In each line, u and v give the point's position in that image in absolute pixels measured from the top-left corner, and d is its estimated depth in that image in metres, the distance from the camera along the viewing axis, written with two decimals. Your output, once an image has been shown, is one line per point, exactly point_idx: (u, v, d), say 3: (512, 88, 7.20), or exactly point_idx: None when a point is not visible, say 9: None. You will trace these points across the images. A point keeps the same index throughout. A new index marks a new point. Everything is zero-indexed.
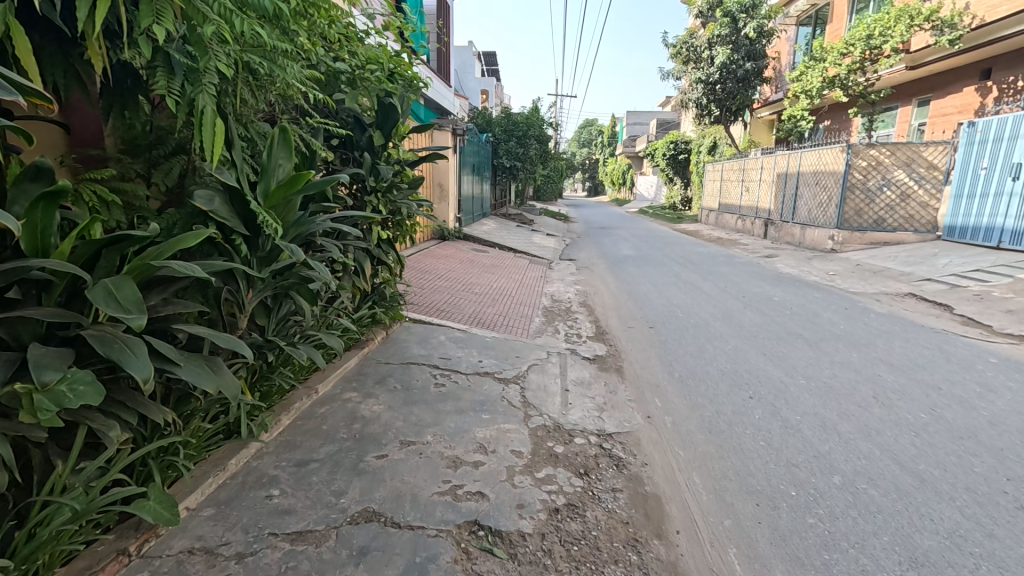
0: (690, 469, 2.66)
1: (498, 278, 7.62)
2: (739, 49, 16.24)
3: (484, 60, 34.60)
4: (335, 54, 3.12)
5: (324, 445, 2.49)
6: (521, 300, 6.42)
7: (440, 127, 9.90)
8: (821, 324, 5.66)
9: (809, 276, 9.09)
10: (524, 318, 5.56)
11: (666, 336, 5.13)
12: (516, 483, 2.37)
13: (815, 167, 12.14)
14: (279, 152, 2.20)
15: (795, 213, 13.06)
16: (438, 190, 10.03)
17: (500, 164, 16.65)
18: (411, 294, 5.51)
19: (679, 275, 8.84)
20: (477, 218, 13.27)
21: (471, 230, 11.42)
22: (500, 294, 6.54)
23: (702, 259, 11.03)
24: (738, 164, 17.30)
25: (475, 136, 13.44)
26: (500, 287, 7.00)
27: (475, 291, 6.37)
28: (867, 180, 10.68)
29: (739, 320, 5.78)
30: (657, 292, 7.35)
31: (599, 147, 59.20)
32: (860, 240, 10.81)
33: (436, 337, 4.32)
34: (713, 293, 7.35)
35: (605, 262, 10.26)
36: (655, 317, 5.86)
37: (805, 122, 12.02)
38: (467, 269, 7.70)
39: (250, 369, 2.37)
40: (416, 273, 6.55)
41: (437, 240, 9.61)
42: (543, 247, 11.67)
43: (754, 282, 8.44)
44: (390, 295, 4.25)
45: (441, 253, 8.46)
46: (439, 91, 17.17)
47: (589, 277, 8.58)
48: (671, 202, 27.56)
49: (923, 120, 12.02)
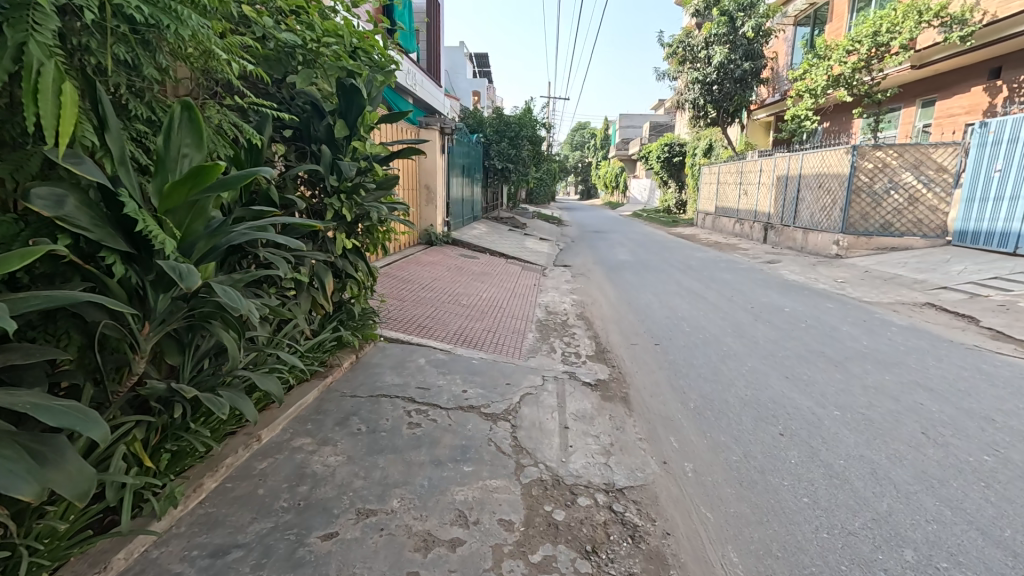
0: (723, 540, 2.12)
1: (489, 286, 7.07)
2: (737, 49, 15.86)
3: (476, 61, 34.17)
4: (283, 25, 2.60)
5: (256, 520, 1.92)
6: (512, 312, 5.87)
7: (427, 125, 9.34)
8: (842, 340, 5.16)
9: (817, 283, 8.62)
10: (516, 333, 5.01)
11: (674, 355, 4.59)
12: (504, 573, 1.80)
13: (818, 169, 11.72)
14: (186, 136, 1.65)
15: (797, 217, 12.63)
16: (424, 192, 9.46)
17: (491, 166, 16.10)
18: (389, 308, 4.94)
19: (679, 283, 8.34)
20: (466, 221, 12.72)
21: (460, 234, 10.86)
22: (489, 305, 5.98)
23: (702, 264, 10.55)
24: (735, 167, 16.91)
25: (465, 136, 12.88)
26: (490, 297, 6.45)
27: (462, 303, 5.81)
28: (873, 183, 10.26)
29: (753, 335, 5.26)
30: (659, 301, 6.84)
31: (591, 150, 58.93)
32: (866, 245, 10.38)
33: (414, 362, 3.75)
34: (719, 303, 6.85)
35: (601, 269, 9.74)
36: (660, 332, 5.32)
37: (809, 123, 11.43)
38: (455, 278, 7.14)
39: (150, 427, 1.77)
40: (397, 283, 5.98)
41: (423, 246, 9.04)
42: (536, 252, 11.14)
43: (761, 290, 7.95)
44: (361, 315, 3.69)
45: (427, 260, 7.89)
46: (429, 90, 16.61)
47: (585, 285, 8.05)
48: (664, 205, 27.20)
49: (927, 122, 11.67)
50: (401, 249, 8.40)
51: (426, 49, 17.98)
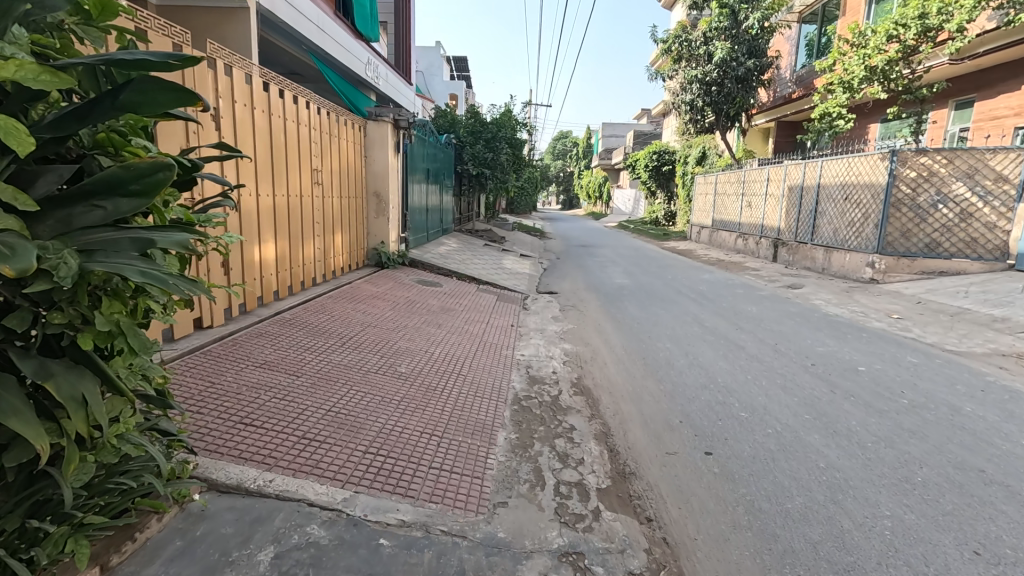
0: None
1: (447, 331, 5.07)
2: (740, 44, 14.45)
3: (454, 64, 32.80)
4: None
5: None
6: (474, 383, 3.88)
7: (377, 116, 7.33)
8: (986, 438, 3.31)
9: (868, 319, 6.88)
10: (476, 435, 3.08)
11: (751, 486, 2.67)
12: None
13: (842, 178, 10.12)
14: None
15: (815, 233, 10.98)
16: (373, 201, 7.47)
17: (465, 171, 14.19)
18: (260, 398, 2.92)
19: (699, 320, 6.46)
20: (433, 236, 10.74)
21: (422, 252, 8.90)
22: (441, 371, 3.98)
23: (715, 291, 8.75)
24: (735, 176, 15.35)
25: (433, 136, 10.94)
26: (446, 353, 4.44)
27: (400, 370, 3.82)
28: (917, 195, 8.63)
29: (850, 429, 3.37)
30: (683, 353, 4.98)
31: (574, 159, 57.61)
32: (908, 268, 8.73)
33: (242, 570, 1.74)
34: (765, 355, 5.02)
35: (595, 297, 7.86)
36: (706, 424, 3.40)
37: (842, 123, 9.60)
38: (401, 319, 5.14)
39: None
40: (302, 338, 3.98)
41: (369, 271, 7.04)
42: (516, 275, 9.24)
43: (805, 330, 6.17)
44: (104, 479, 1.61)
45: (367, 292, 5.87)
46: (393, 84, 14.62)
47: (579, 323, 6.16)
48: (653, 217, 25.66)
49: (963, 125, 10.17)
50: (336, 275, 6.40)
51: (394, 41, 16.05)
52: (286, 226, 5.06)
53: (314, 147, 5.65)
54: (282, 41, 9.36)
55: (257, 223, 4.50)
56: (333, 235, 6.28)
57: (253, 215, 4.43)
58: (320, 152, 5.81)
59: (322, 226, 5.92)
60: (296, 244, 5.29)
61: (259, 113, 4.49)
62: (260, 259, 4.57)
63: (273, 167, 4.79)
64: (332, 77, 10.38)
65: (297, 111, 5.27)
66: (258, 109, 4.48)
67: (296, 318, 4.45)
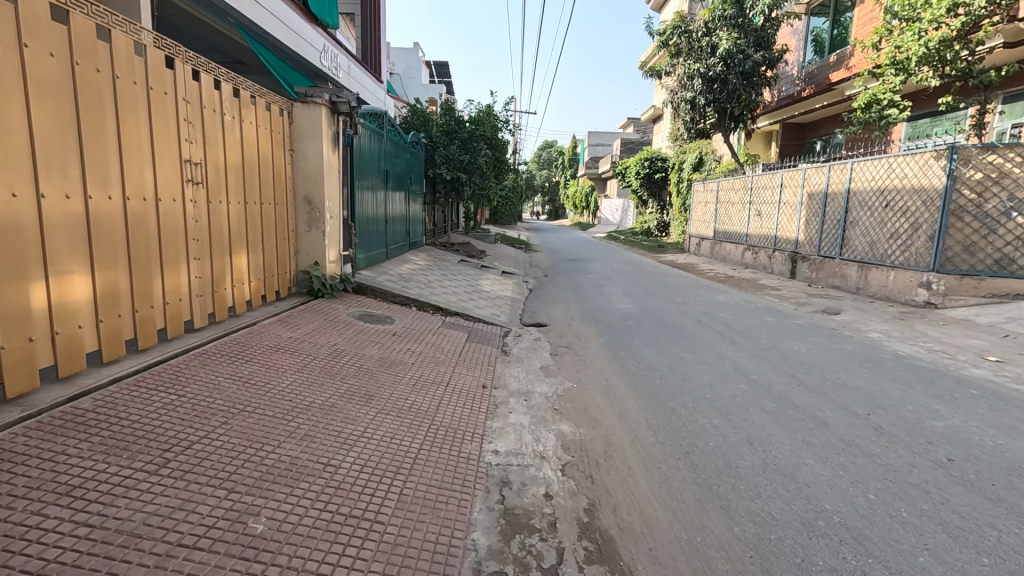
0: None
1: (376, 412, 3.21)
2: (746, 35, 13.04)
3: (435, 70, 31.50)
4: None
5: None
6: (396, 548, 2.04)
7: (306, 96, 5.50)
8: None
9: (957, 361, 5.21)
10: None
11: None
12: None
13: (879, 182, 8.59)
14: None
15: (845, 246, 9.40)
16: (303, 209, 5.68)
17: (438, 176, 12.39)
18: None
19: (742, 371, 4.72)
20: (395, 251, 8.91)
21: (376, 273, 7.09)
22: (336, 523, 2.12)
23: (741, 319, 7.05)
24: (740, 183, 13.83)
25: (397, 133, 9.16)
26: (361, 466, 2.58)
27: (253, 530, 1.97)
28: (983, 202, 7.07)
29: None
30: (746, 442, 3.22)
31: (561, 170, 56.27)
32: (973, 290, 7.16)
33: None
34: (868, 441, 3.28)
35: (597, 332, 6.11)
36: None
37: (895, 112, 7.99)
38: (303, 392, 3.26)
39: None
40: (72, 468, 2.10)
41: (296, 304, 5.20)
42: (496, 301, 7.46)
43: (891, 384, 4.46)
44: None
45: (270, 342, 4.00)
46: (358, 78, 12.87)
47: (581, 379, 4.39)
48: (644, 228, 24.05)
49: (1017, 121, 8.65)
50: (235, 312, 4.52)
51: (359, 33, 14.32)
52: (122, 247, 3.20)
53: (185, 128, 3.78)
54: (200, 11, 7.51)
55: (41, 246, 2.65)
56: (229, 256, 4.42)
57: (27, 232, 2.58)
58: (198, 135, 3.95)
59: (205, 245, 4.06)
60: (148, 273, 3.42)
61: (43, 58, 2.63)
62: (52, 303, 2.71)
63: (88, 153, 2.93)
64: (269, 58, 8.52)
65: (150, 67, 3.41)
66: (41, 50, 2.62)
67: (99, 411, 2.56)
